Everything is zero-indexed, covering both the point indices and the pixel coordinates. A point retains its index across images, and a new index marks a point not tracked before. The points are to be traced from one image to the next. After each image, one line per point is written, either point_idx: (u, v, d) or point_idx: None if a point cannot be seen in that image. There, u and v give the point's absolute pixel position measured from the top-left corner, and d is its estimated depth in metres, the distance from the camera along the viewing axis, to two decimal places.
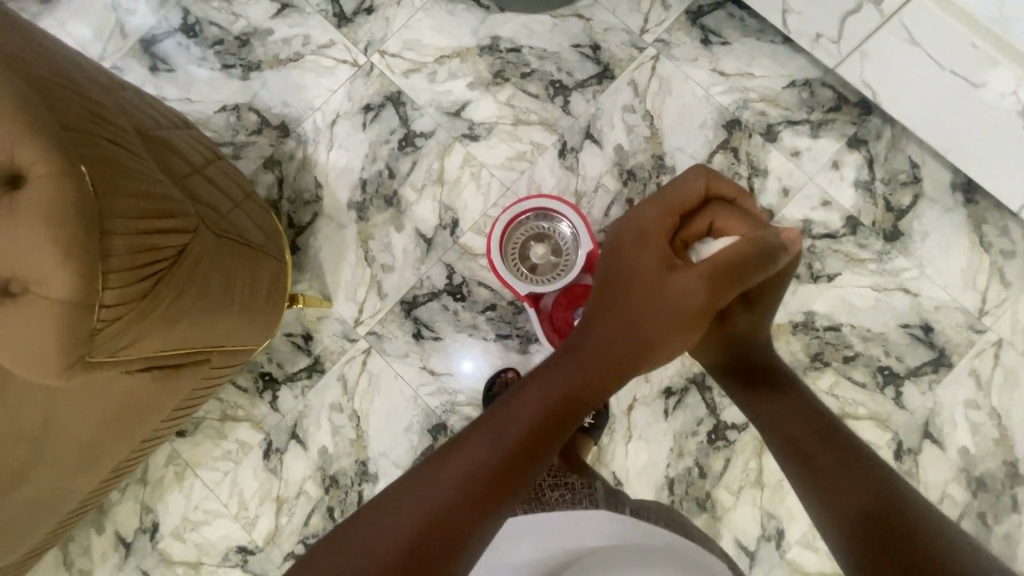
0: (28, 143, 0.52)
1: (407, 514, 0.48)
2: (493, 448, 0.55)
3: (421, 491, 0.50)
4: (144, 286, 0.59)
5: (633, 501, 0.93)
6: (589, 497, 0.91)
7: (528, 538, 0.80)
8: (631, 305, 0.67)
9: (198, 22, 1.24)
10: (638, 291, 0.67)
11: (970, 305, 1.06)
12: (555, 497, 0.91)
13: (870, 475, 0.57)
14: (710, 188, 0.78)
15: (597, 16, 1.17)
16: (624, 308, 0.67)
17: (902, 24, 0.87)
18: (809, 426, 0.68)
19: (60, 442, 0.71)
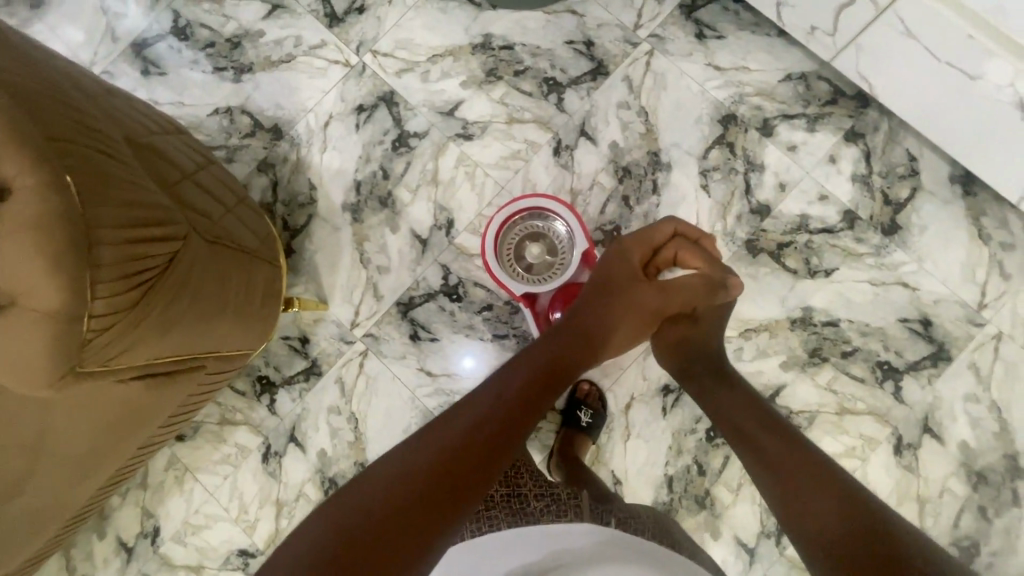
0: (10, 154, 0.52)
1: (413, 469, 0.58)
2: (483, 420, 0.67)
3: (424, 452, 0.61)
4: (135, 295, 0.59)
5: (623, 509, 0.86)
6: (574, 508, 0.83)
7: (508, 545, 0.72)
8: (598, 313, 0.86)
9: (189, 24, 1.23)
10: (606, 303, 0.87)
11: (970, 299, 1.05)
12: (538, 508, 0.83)
13: (840, 491, 0.59)
14: (680, 228, 0.95)
15: (590, 12, 1.16)
16: (592, 314, 0.86)
17: (898, 16, 0.86)
18: (777, 437, 0.71)
19: (55, 453, 0.71)
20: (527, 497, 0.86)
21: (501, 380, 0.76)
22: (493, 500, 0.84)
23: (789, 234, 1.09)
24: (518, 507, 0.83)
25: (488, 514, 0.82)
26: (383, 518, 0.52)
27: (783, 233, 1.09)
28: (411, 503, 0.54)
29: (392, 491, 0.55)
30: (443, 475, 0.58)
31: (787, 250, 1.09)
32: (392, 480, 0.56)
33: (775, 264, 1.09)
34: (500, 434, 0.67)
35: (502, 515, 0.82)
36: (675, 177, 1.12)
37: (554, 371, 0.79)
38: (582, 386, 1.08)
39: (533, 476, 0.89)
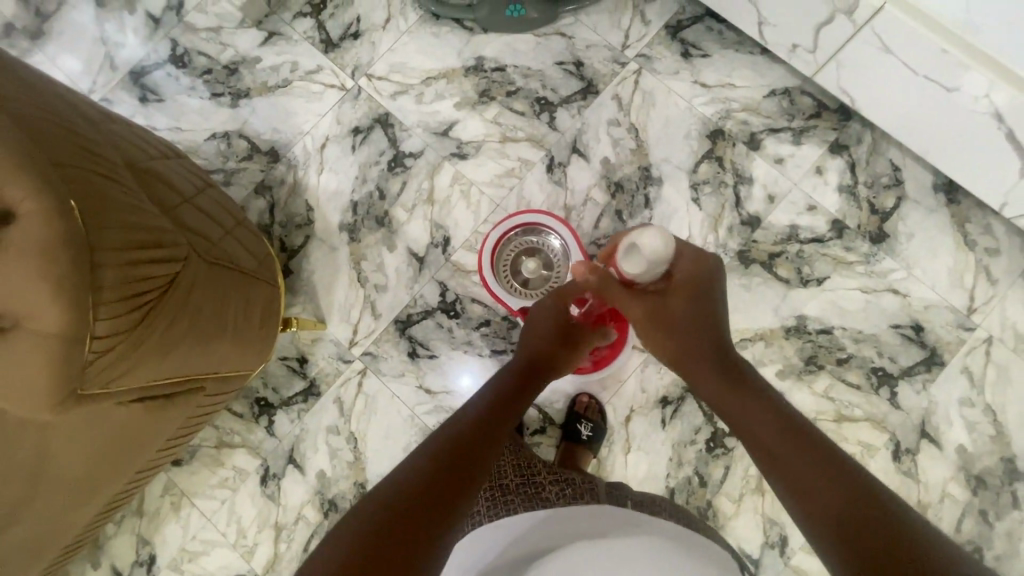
0: (12, 180, 0.52)
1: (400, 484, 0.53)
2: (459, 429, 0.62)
3: (420, 454, 0.58)
4: (135, 316, 0.59)
5: (634, 492, 0.86)
6: (589, 492, 0.81)
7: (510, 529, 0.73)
8: (564, 330, 0.83)
9: (187, 52, 1.26)
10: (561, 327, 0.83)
11: (959, 304, 1.07)
12: (555, 493, 0.81)
13: (853, 492, 0.48)
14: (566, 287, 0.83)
15: (579, 34, 1.20)
16: (547, 332, 0.82)
17: (874, 33, 0.89)
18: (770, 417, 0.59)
19: (56, 474, 0.69)
20: (543, 484, 0.85)
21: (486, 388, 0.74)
22: (507, 488, 0.84)
23: (780, 244, 1.11)
24: (533, 493, 0.82)
25: (502, 499, 0.81)
26: (386, 520, 0.49)
27: (774, 243, 1.11)
28: (420, 505, 0.51)
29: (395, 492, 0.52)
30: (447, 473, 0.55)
31: (778, 260, 1.11)
32: (389, 492, 0.52)
33: (767, 273, 1.11)
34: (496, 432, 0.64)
35: (518, 501, 0.80)
36: (666, 192, 1.14)
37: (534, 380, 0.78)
38: (581, 398, 1.09)
39: (546, 466, 0.90)
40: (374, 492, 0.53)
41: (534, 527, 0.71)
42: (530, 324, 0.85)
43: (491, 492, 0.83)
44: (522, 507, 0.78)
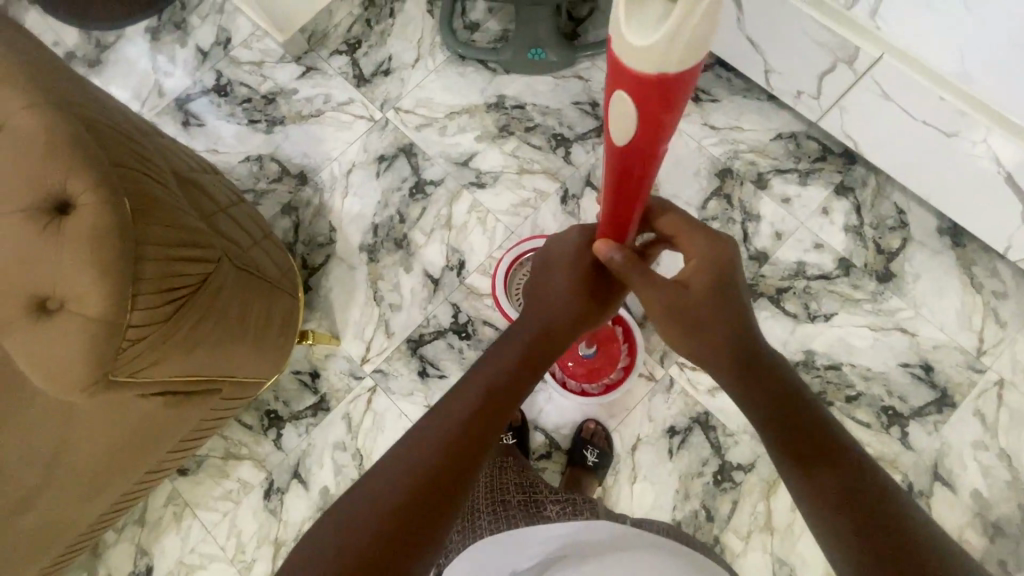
0: (77, 174, 0.57)
1: (380, 493, 0.50)
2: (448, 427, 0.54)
3: (414, 451, 0.53)
4: (167, 310, 0.63)
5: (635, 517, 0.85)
6: (591, 508, 0.81)
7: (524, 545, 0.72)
8: (592, 276, 0.65)
9: (230, 82, 1.35)
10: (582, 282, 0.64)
11: (969, 345, 1.07)
12: (556, 510, 0.81)
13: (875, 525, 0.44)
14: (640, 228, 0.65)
15: (595, 77, 1.27)
16: (565, 288, 0.64)
17: (873, 80, 0.95)
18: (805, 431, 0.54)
19: (75, 461, 0.73)
20: (544, 501, 0.84)
21: (497, 349, 0.63)
22: (510, 504, 0.84)
23: (788, 279, 1.13)
24: (534, 510, 0.82)
25: (503, 513, 0.82)
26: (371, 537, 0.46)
27: (781, 278, 1.14)
28: (405, 526, 0.47)
29: (381, 506, 0.48)
30: (437, 486, 0.50)
31: (786, 295, 1.13)
32: (374, 503, 0.49)
33: (775, 307, 1.12)
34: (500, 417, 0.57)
35: (519, 515, 0.80)
36: None
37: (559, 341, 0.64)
38: (588, 424, 1.08)
39: (549, 486, 0.89)
40: (356, 495, 0.50)
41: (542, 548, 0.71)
42: (543, 274, 0.67)
43: (494, 507, 0.84)
44: (523, 521, 0.78)
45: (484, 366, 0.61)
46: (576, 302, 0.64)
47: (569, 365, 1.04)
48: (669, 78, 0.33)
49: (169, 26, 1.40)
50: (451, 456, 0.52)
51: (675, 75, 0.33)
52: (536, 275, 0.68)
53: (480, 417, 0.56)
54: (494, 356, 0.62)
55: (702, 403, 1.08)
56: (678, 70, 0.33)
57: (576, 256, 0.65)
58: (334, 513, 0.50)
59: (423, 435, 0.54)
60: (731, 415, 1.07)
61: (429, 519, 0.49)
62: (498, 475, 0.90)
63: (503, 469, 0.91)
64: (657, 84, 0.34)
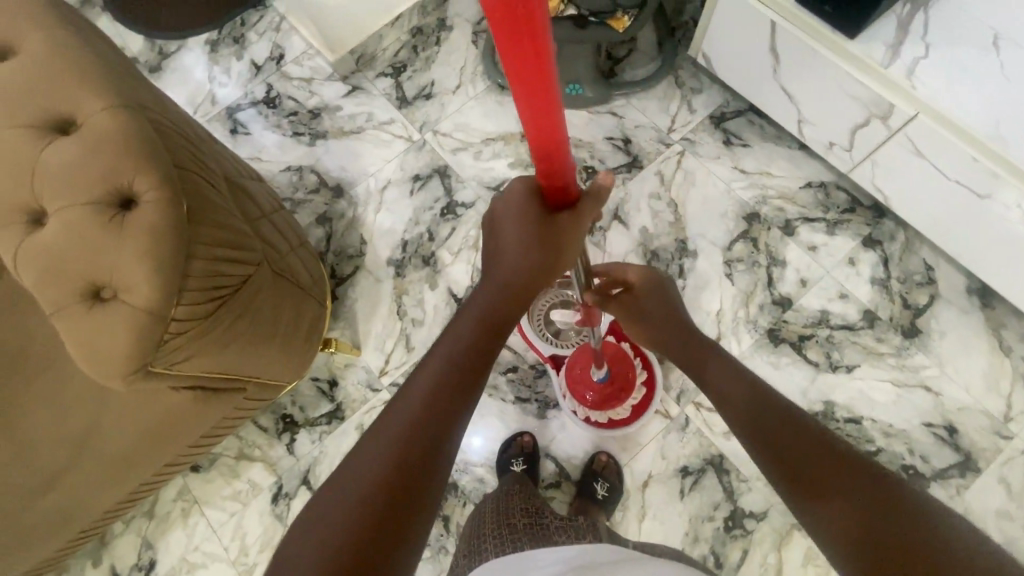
0: (142, 173, 0.60)
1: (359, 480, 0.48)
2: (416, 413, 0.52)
3: (381, 437, 0.51)
4: (209, 307, 0.65)
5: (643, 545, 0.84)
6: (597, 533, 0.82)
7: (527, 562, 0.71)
8: (543, 232, 0.55)
9: (278, 95, 1.42)
10: (535, 233, 0.55)
11: (995, 410, 1.05)
12: (562, 535, 0.81)
13: (879, 528, 0.43)
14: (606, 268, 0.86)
15: (629, 115, 1.31)
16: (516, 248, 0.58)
17: (907, 137, 0.96)
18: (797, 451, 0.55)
19: (103, 447, 0.76)
20: (551, 525, 0.85)
21: (460, 319, 0.60)
22: (516, 526, 0.83)
23: (811, 327, 1.13)
24: (541, 533, 0.82)
25: (510, 536, 0.81)
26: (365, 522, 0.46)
27: (804, 325, 1.13)
28: (383, 520, 0.46)
29: (357, 501, 0.47)
30: (413, 476, 0.49)
31: (808, 342, 1.12)
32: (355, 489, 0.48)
33: (796, 354, 1.12)
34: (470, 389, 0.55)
35: (525, 538, 0.79)
36: (700, 265, 1.19)
37: (522, 300, 0.61)
38: (599, 456, 1.07)
39: (555, 513, 0.89)
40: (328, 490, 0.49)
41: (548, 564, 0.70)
42: (495, 232, 0.60)
43: (500, 530, 0.83)
44: (529, 543, 0.78)
45: (448, 340, 0.58)
46: (535, 255, 0.57)
47: (588, 395, 1.04)
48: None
49: (227, 40, 1.48)
50: (423, 440, 0.51)
51: None
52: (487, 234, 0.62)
53: (444, 394, 0.54)
54: (456, 330, 0.59)
55: (716, 445, 1.06)
56: None
57: (520, 215, 0.55)
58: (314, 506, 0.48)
59: (393, 417, 0.53)
60: (746, 460, 1.05)
61: (413, 498, 0.48)
62: (504, 503, 0.91)
63: (510, 495, 0.92)
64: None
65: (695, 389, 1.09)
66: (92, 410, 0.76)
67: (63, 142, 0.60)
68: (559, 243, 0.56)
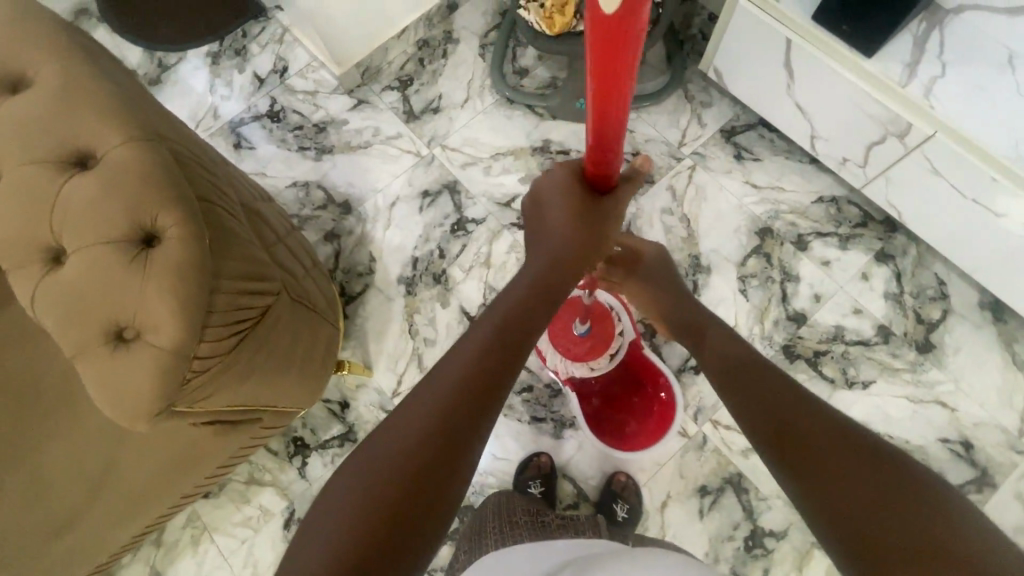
0: (166, 208, 0.58)
1: (380, 455, 0.48)
2: (452, 384, 0.52)
3: (405, 412, 0.51)
4: (231, 341, 0.63)
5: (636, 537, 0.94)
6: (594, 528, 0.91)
7: (532, 550, 0.77)
8: (583, 210, 0.65)
9: (283, 109, 1.39)
10: (580, 214, 0.65)
11: (1010, 424, 1.06)
12: (563, 530, 0.89)
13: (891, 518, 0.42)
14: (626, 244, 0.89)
15: (639, 128, 1.30)
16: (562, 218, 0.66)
17: (925, 155, 0.96)
18: (806, 434, 0.52)
19: (121, 483, 0.75)
20: (551, 522, 0.93)
21: (507, 294, 0.62)
22: (518, 522, 0.91)
23: (826, 343, 1.13)
24: (543, 527, 0.89)
25: (512, 529, 0.88)
26: (385, 499, 0.45)
27: (819, 341, 1.13)
28: (414, 486, 0.46)
29: (389, 468, 0.47)
30: (451, 439, 0.49)
31: (824, 359, 1.12)
32: (376, 467, 0.47)
33: (812, 371, 1.12)
34: (517, 353, 0.56)
35: (528, 530, 0.87)
36: (713, 281, 1.19)
37: (572, 272, 0.66)
38: (617, 477, 1.06)
39: (554, 512, 0.97)
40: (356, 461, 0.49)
41: (552, 552, 0.75)
42: (540, 209, 0.70)
43: (502, 525, 0.90)
44: (532, 534, 0.86)
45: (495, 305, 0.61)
46: (580, 229, 0.66)
47: (566, 345, 1.05)
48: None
49: (229, 52, 1.45)
50: (463, 408, 0.50)
51: None
52: (534, 215, 0.71)
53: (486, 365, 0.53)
54: (506, 296, 0.62)
55: (734, 464, 1.06)
56: None
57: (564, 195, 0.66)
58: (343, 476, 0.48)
59: (424, 391, 0.52)
60: (765, 478, 1.05)
61: (440, 474, 0.47)
62: (506, 502, 0.98)
63: (511, 495, 0.99)
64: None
65: (712, 407, 1.08)
66: (109, 447, 0.75)
67: (84, 178, 0.59)
68: (596, 224, 0.66)
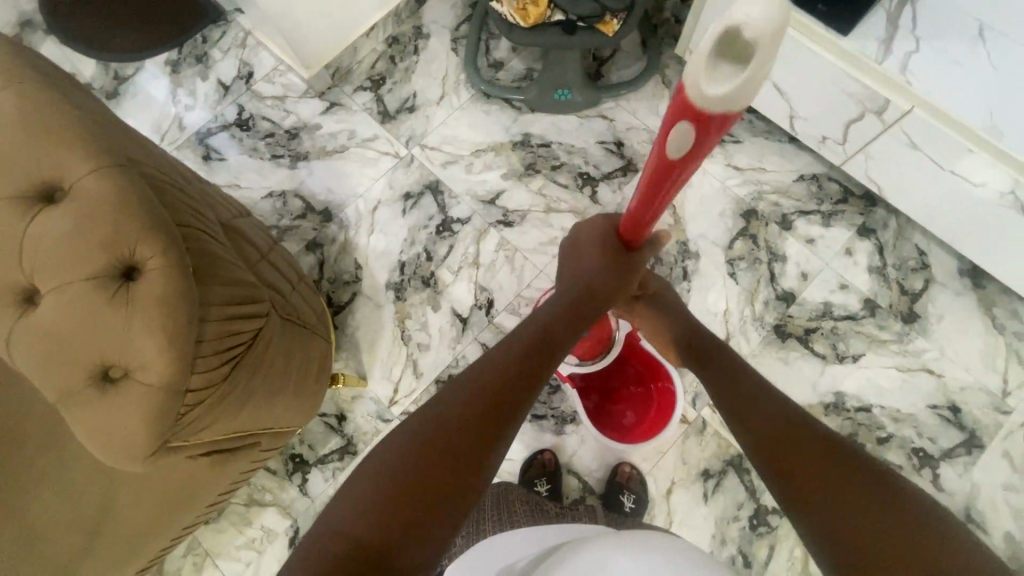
0: (145, 239, 0.56)
1: (386, 465, 0.48)
2: (474, 395, 0.53)
3: (419, 421, 0.51)
4: (224, 370, 0.61)
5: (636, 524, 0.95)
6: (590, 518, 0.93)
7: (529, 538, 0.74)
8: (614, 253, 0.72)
9: (251, 116, 1.34)
10: (609, 258, 0.72)
11: (994, 386, 1.09)
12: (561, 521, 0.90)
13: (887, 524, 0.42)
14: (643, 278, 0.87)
15: (620, 117, 1.29)
16: (599, 250, 0.72)
17: (902, 130, 0.97)
18: (808, 447, 0.53)
19: (121, 523, 0.74)
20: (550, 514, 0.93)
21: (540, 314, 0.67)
22: (516, 512, 0.90)
23: (815, 320, 1.15)
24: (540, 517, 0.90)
25: (509, 519, 0.88)
26: (387, 506, 0.45)
27: (809, 319, 1.15)
28: (417, 493, 0.46)
29: (389, 474, 0.47)
30: (464, 446, 0.49)
31: (814, 336, 1.14)
32: (381, 474, 0.47)
33: (804, 348, 1.14)
34: (546, 364, 0.60)
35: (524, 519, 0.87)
36: (702, 265, 1.19)
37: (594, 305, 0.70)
38: (622, 468, 1.07)
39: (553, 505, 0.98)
40: (368, 465, 0.48)
41: (551, 538, 0.73)
42: (574, 252, 0.77)
43: (499, 515, 0.89)
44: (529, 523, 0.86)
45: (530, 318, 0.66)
46: (608, 272, 0.71)
47: None
48: (714, 116, 0.37)
49: (189, 60, 1.39)
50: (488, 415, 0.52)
51: (717, 115, 0.37)
52: (568, 254, 0.78)
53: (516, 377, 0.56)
54: (537, 315, 0.67)
55: (734, 446, 1.07)
56: (719, 112, 0.37)
57: (598, 241, 0.73)
58: (355, 476, 0.48)
59: (439, 402, 0.53)
60: None
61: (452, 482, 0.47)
62: (503, 492, 0.97)
63: (510, 488, 0.99)
64: (706, 114, 0.37)
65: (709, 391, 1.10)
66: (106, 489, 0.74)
67: (54, 212, 0.56)
68: (624, 268, 0.72)
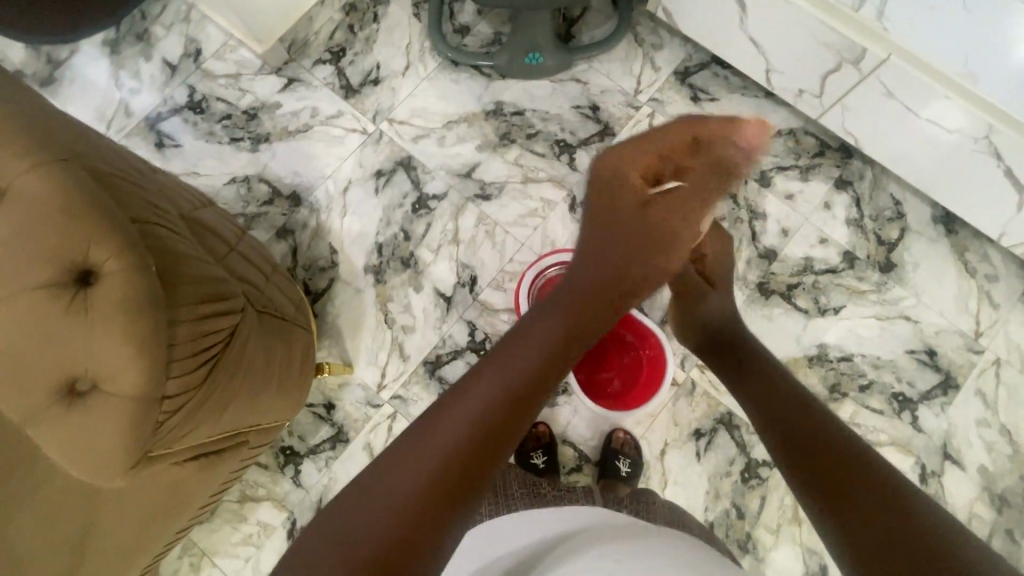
0: (98, 241, 0.52)
1: (412, 467, 0.49)
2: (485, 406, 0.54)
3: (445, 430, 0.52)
4: (202, 373, 0.58)
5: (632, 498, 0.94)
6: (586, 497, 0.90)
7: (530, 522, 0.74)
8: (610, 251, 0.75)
9: (204, 98, 1.25)
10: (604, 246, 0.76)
11: (967, 328, 1.13)
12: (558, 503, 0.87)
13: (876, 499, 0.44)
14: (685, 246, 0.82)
15: (593, 79, 1.25)
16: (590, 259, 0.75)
17: (879, 81, 0.96)
18: (812, 441, 0.53)
19: (110, 532, 0.73)
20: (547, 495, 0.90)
21: (535, 321, 0.66)
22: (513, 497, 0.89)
23: (797, 275, 1.16)
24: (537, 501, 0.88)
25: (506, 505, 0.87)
26: (410, 503, 0.46)
27: (791, 274, 1.16)
28: (437, 498, 0.47)
29: (412, 479, 0.47)
30: (477, 454, 0.50)
31: (796, 291, 1.16)
32: (404, 476, 0.48)
33: (787, 304, 1.15)
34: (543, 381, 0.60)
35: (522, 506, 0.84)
36: None
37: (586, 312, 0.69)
38: (617, 434, 1.08)
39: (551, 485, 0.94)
40: (395, 461, 0.49)
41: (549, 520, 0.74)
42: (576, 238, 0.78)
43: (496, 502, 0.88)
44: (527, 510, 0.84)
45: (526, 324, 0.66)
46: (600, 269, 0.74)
47: None
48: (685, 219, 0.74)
49: (129, 39, 1.28)
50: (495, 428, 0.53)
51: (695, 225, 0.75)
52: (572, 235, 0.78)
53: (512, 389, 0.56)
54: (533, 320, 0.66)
55: (723, 404, 1.09)
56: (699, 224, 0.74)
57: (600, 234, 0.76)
58: (371, 480, 0.49)
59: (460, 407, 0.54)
60: None
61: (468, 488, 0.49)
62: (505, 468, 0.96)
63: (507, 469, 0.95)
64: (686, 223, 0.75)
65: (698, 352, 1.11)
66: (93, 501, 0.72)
67: None
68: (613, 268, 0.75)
